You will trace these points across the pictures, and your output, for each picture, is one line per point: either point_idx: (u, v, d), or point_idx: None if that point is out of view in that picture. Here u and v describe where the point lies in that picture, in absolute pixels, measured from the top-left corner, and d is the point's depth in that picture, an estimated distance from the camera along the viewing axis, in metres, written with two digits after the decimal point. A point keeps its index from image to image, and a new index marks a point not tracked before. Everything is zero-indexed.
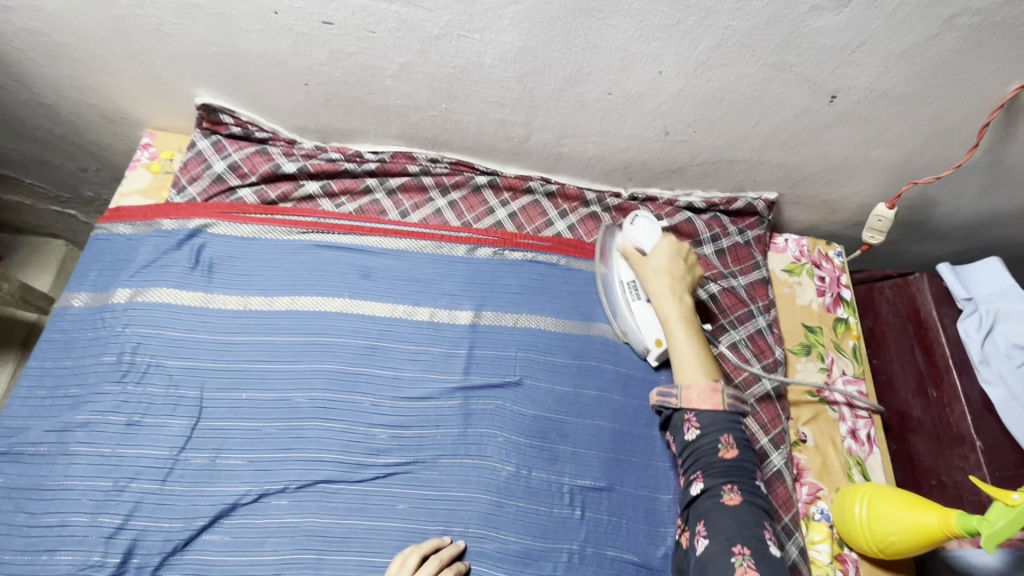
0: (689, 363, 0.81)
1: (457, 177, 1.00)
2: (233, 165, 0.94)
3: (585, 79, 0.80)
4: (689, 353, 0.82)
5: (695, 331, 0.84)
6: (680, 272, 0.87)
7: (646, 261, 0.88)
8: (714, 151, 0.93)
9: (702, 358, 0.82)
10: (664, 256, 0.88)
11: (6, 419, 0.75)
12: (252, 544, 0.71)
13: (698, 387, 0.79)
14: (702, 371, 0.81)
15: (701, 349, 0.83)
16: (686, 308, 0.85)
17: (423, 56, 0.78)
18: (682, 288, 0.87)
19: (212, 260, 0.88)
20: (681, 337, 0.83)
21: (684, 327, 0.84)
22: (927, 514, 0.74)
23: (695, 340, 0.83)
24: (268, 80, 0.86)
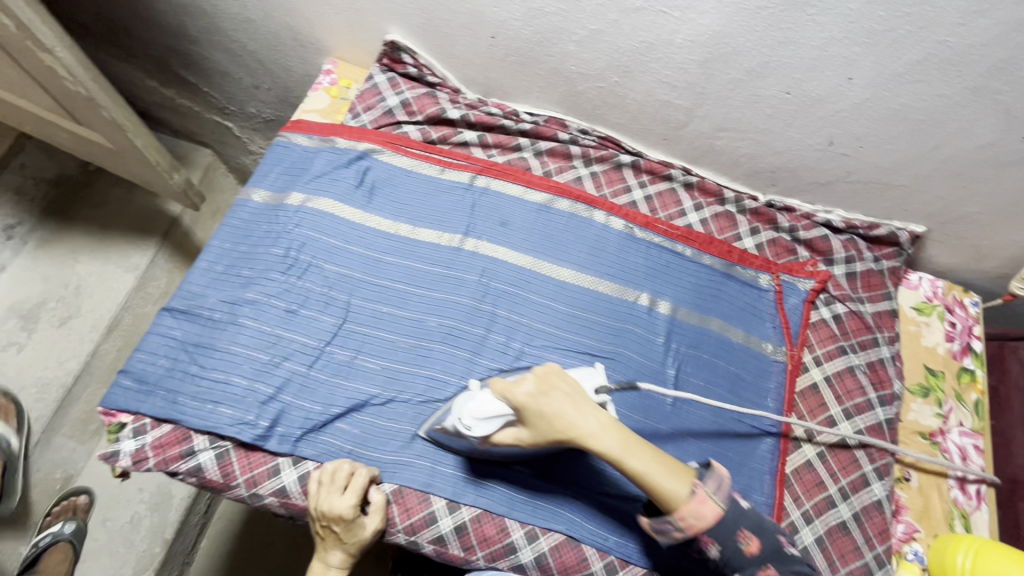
0: (660, 475, 0.65)
1: (603, 151, 1.04)
2: (405, 102, 1.01)
3: (769, 74, 0.81)
4: (641, 458, 0.66)
5: (624, 431, 0.67)
6: (563, 401, 0.68)
7: (539, 426, 0.67)
8: (875, 171, 0.91)
9: (659, 457, 0.67)
10: (536, 393, 0.68)
11: (189, 284, 0.85)
12: (376, 440, 0.78)
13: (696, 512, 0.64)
14: (681, 478, 0.66)
15: (646, 446, 0.67)
16: (603, 424, 0.67)
17: (616, 26, 0.81)
18: (582, 403, 0.68)
19: (375, 183, 0.95)
20: (636, 469, 0.65)
21: (619, 447, 0.66)
22: None
23: (634, 447, 0.66)
24: (458, 27, 0.91)
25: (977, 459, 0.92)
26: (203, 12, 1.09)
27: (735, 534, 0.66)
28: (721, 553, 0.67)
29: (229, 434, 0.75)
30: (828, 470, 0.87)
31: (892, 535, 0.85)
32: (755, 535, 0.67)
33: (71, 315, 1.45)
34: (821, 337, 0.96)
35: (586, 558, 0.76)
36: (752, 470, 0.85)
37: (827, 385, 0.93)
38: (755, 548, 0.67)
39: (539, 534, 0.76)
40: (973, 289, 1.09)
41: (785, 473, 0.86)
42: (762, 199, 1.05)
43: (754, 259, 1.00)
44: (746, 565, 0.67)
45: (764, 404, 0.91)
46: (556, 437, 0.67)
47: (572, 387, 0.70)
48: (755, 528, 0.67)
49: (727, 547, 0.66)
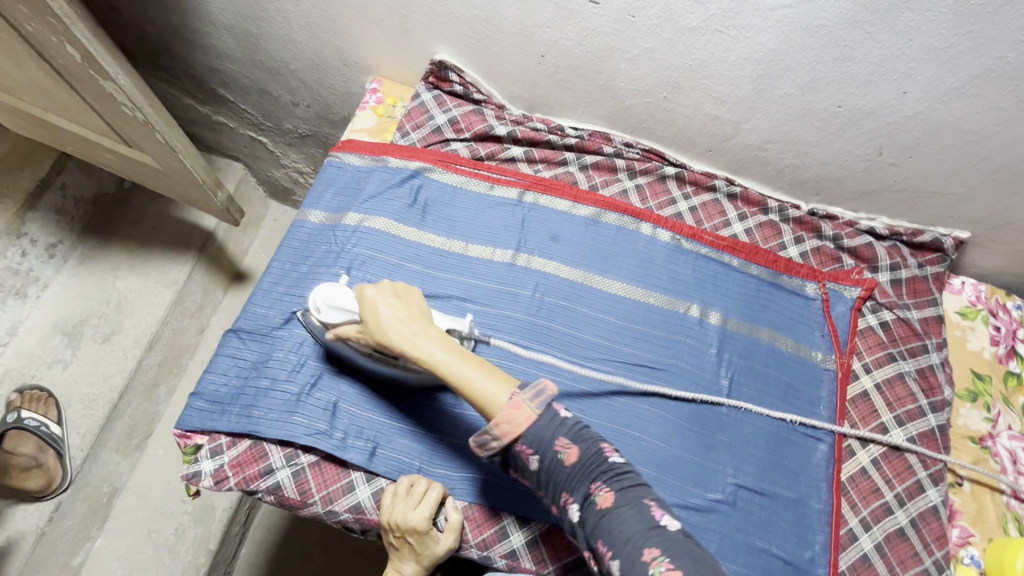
0: (475, 375, 0.63)
1: (647, 164, 1.05)
2: (452, 119, 1.02)
3: (822, 89, 0.82)
4: (467, 366, 0.64)
5: (453, 344, 0.66)
6: (398, 310, 0.68)
7: (369, 330, 0.69)
8: (922, 180, 0.93)
9: (483, 368, 0.64)
10: (384, 311, 0.69)
11: (253, 305, 0.87)
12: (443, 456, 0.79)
13: (515, 419, 0.60)
14: (495, 379, 0.63)
15: (474, 358, 0.65)
16: (430, 333, 0.66)
17: (669, 44, 0.83)
18: (414, 318, 0.68)
19: (428, 201, 0.97)
20: (453, 373, 0.64)
21: (449, 360, 0.64)
22: None
23: (461, 355, 0.65)
24: (509, 47, 0.93)
25: None
26: (249, 34, 1.11)
27: (551, 445, 0.60)
28: (540, 465, 0.61)
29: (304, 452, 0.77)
30: (884, 477, 0.88)
31: (949, 540, 0.86)
32: (573, 441, 0.60)
33: (113, 331, 1.48)
34: (869, 345, 0.98)
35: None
36: (809, 478, 0.86)
37: (878, 392, 0.94)
38: (572, 458, 0.59)
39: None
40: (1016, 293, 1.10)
41: (842, 480, 0.87)
42: (805, 208, 1.06)
43: (800, 268, 1.01)
44: (574, 485, 0.60)
45: (817, 412, 0.92)
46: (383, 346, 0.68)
47: (421, 305, 0.70)
48: (573, 436, 0.61)
49: (545, 456, 0.60)
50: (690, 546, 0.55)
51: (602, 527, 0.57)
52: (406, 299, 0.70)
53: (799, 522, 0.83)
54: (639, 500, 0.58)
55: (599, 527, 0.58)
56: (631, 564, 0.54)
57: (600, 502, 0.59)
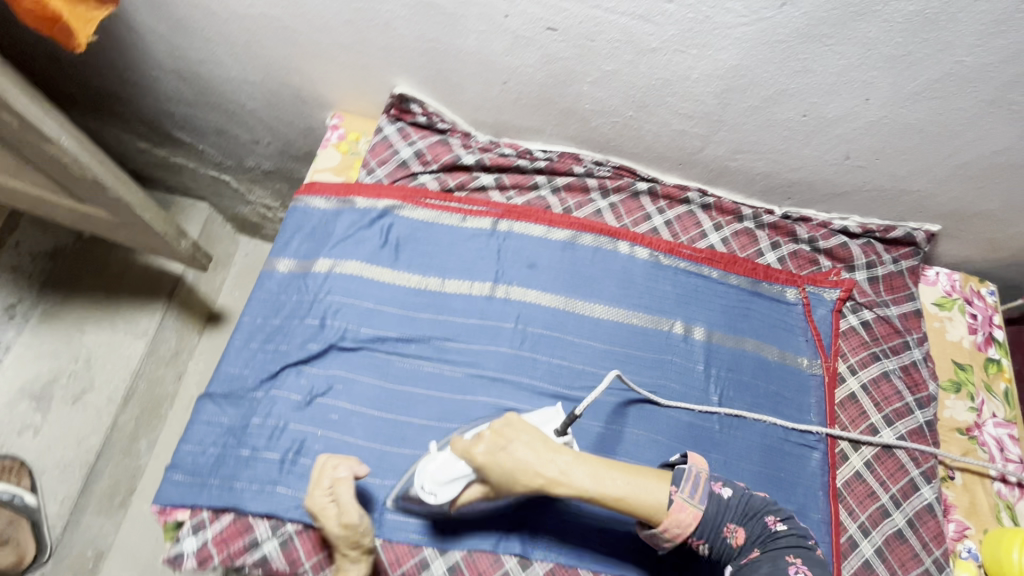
0: (643, 493, 0.67)
1: (619, 181, 1.04)
2: (418, 152, 1.00)
3: (787, 100, 0.82)
4: (623, 482, 0.67)
5: (592, 467, 0.68)
6: (527, 452, 0.67)
7: (496, 482, 0.67)
8: (891, 180, 0.93)
9: (633, 474, 0.68)
10: (504, 454, 0.66)
11: (226, 366, 0.84)
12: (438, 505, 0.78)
13: (688, 521, 0.67)
14: (657, 485, 0.68)
15: (615, 471, 0.68)
16: (572, 465, 0.67)
17: (631, 66, 0.82)
18: (548, 452, 0.67)
19: (399, 239, 0.94)
20: (608, 490, 0.67)
21: (595, 489, 0.67)
22: None
23: (607, 474, 0.68)
24: (470, 76, 0.91)
25: (1014, 448, 0.95)
26: (199, 77, 1.07)
27: (721, 528, 0.68)
28: (711, 547, 0.69)
29: (292, 516, 0.74)
30: (877, 479, 0.89)
31: (946, 536, 0.87)
32: (738, 524, 0.68)
33: (84, 390, 1.41)
34: (853, 346, 0.98)
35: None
36: (805, 487, 0.87)
37: (865, 393, 0.95)
38: (741, 540, 0.68)
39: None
40: (987, 277, 1.12)
41: (838, 487, 0.88)
42: (779, 212, 1.06)
43: (779, 274, 1.01)
44: (733, 556, 0.69)
45: (807, 419, 0.92)
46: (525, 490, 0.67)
47: (537, 434, 0.69)
48: (739, 518, 0.68)
49: (715, 541, 0.68)
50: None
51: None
52: (519, 435, 0.68)
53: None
54: (779, 557, 0.66)
55: None
56: None
57: (746, 561, 0.68)
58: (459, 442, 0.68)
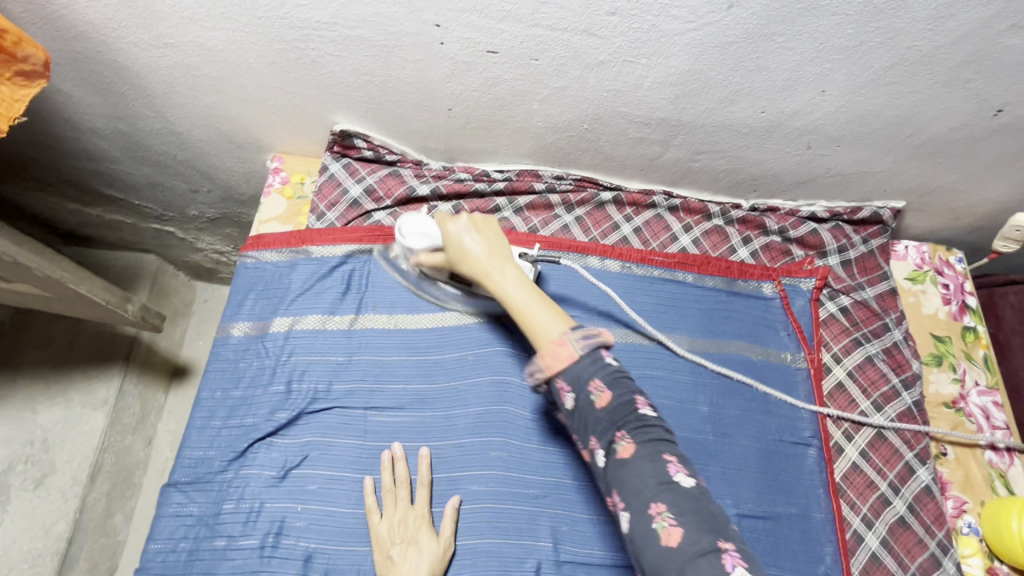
0: (535, 319, 0.63)
1: (582, 193, 1.00)
2: (369, 188, 0.94)
3: (742, 99, 0.79)
4: (532, 302, 0.64)
5: (522, 286, 0.66)
6: (485, 240, 0.70)
7: (450, 256, 0.73)
8: (853, 164, 0.92)
9: (543, 308, 0.64)
10: (466, 233, 0.72)
11: (188, 449, 0.77)
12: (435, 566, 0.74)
13: (553, 351, 0.59)
14: (555, 318, 0.63)
15: (534, 295, 0.66)
16: (503, 267, 0.68)
17: (580, 81, 0.78)
18: (494, 247, 0.70)
19: (361, 284, 0.89)
20: (520, 304, 0.65)
21: (507, 293, 0.66)
22: None
23: (529, 289, 0.65)
24: (413, 106, 0.86)
25: (1000, 415, 0.96)
26: (121, 133, 0.99)
27: (585, 385, 0.58)
28: (574, 405, 0.59)
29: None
30: (875, 468, 0.88)
31: (946, 515, 0.87)
32: (607, 386, 0.57)
33: (45, 474, 1.32)
34: (834, 334, 0.97)
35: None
36: (806, 487, 0.85)
37: (852, 380, 0.94)
38: (605, 402, 0.57)
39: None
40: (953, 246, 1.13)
41: (837, 482, 0.87)
42: (746, 206, 1.04)
43: (754, 270, 1.00)
44: (600, 426, 0.57)
45: (800, 415, 0.90)
46: (464, 269, 0.71)
47: (500, 241, 0.71)
48: (609, 381, 0.57)
49: (579, 395, 0.58)
50: (699, 497, 0.54)
51: (617, 477, 0.56)
52: (487, 228, 0.72)
53: (805, 536, 0.82)
54: (659, 454, 0.55)
55: (615, 475, 0.56)
56: (638, 517, 0.54)
57: (617, 453, 0.56)
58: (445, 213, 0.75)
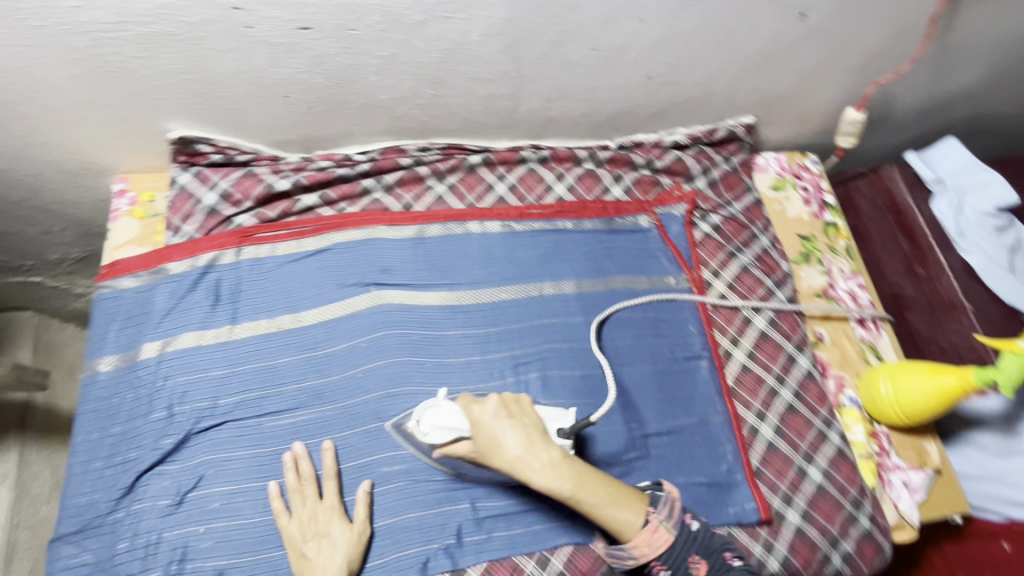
0: (617, 512, 0.64)
1: (451, 160, 0.99)
2: (224, 194, 0.90)
3: (571, 39, 0.81)
4: (603, 497, 0.64)
5: (575, 468, 0.65)
6: (518, 434, 0.65)
7: (482, 450, 0.66)
8: (695, 87, 0.96)
9: (608, 487, 0.65)
10: (494, 417, 0.66)
11: (71, 498, 0.73)
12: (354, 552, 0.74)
13: (644, 539, 0.65)
14: (633, 508, 0.65)
15: (596, 477, 0.65)
16: (554, 466, 0.64)
17: (407, 45, 0.77)
18: (535, 440, 0.65)
19: (232, 292, 0.85)
20: (589, 507, 0.64)
21: (563, 479, 0.63)
22: (947, 377, 0.83)
23: (593, 484, 0.64)
24: (246, 99, 0.82)
25: (864, 295, 1.05)
26: None
27: (685, 562, 0.66)
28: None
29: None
30: (762, 365, 0.95)
31: (828, 393, 0.95)
32: (703, 558, 0.66)
33: None
34: (710, 251, 1.03)
35: (599, 557, 0.78)
36: (702, 397, 0.91)
37: (732, 290, 1.00)
38: (703, 572, 0.66)
39: (548, 556, 0.77)
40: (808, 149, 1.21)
41: (730, 385, 0.93)
42: (613, 145, 1.06)
43: (628, 205, 1.03)
44: (676, 568, 0.66)
45: (689, 332, 0.96)
46: (496, 465, 0.65)
47: (534, 424, 0.67)
48: (704, 552, 0.67)
49: (677, 568, 0.66)
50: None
51: None
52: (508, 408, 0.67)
53: (707, 442, 0.88)
54: (728, 565, 0.67)
55: None
56: None
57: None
58: (467, 396, 0.69)
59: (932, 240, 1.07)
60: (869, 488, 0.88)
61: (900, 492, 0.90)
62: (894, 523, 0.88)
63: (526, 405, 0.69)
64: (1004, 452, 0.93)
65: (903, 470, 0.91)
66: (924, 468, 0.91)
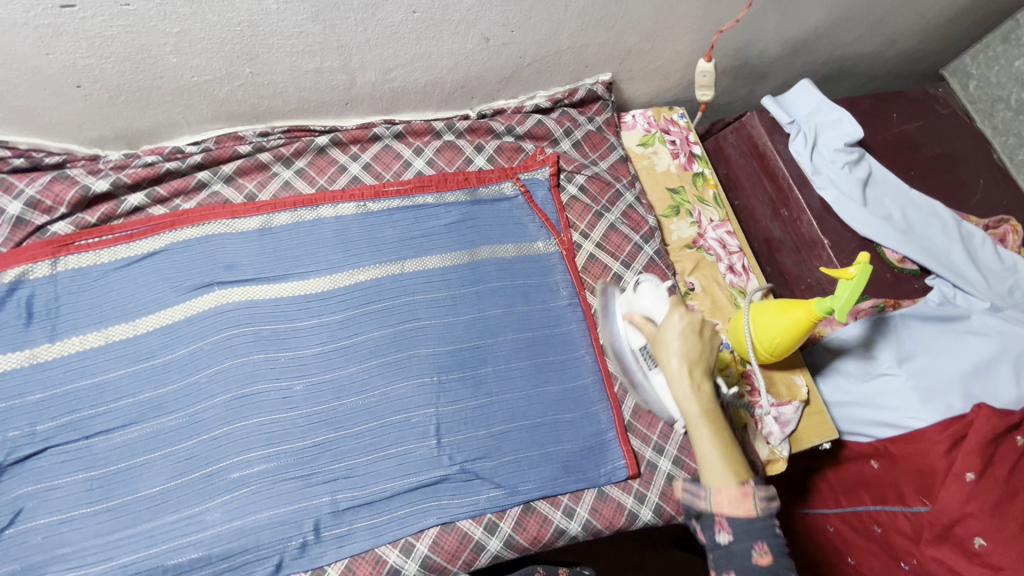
0: (715, 464, 0.62)
1: (296, 143, 0.93)
2: (32, 201, 0.81)
3: (384, 2, 0.77)
4: (710, 439, 0.63)
5: (711, 403, 0.64)
6: (684, 341, 0.65)
7: (655, 346, 0.67)
8: (538, 46, 0.94)
9: (729, 449, 0.63)
10: (681, 330, 0.66)
11: None
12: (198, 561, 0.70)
13: (728, 503, 0.61)
14: (735, 468, 0.62)
15: (722, 429, 0.64)
16: (699, 385, 0.64)
17: (198, 18, 0.71)
18: (698, 359, 0.66)
19: (49, 307, 0.78)
20: (701, 439, 0.63)
21: (699, 403, 0.63)
22: (796, 310, 0.83)
23: (716, 418, 0.64)
24: (29, 93, 0.74)
25: (734, 242, 1.06)
26: None
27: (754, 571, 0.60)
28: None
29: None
30: None
31: None
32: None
33: None
34: (579, 213, 1.02)
35: (468, 534, 0.77)
36: (575, 362, 0.90)
37: (602, 249, 1.00)
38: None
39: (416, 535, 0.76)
40: (677, 102, 1.21)
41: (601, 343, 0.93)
42: (473, 114, 1.03)
43: (491, 173, 1.00)
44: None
45: (560, 295, 0.94)
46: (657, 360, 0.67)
47: (705, 354, 0.66)
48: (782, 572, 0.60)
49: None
50: None
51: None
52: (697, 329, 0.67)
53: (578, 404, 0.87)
54: None
55: None
56: None
57: (756, 559, 0.59)
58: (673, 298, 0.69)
59: (791, 182, 1.05)
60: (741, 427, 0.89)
61: (771, 427, 0.89)
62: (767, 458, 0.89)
63: (710, 333, 0.68)
64: (863, 375, 0.93)
65: (774, 404, 0.90)
66: (793, 402, 0.91)
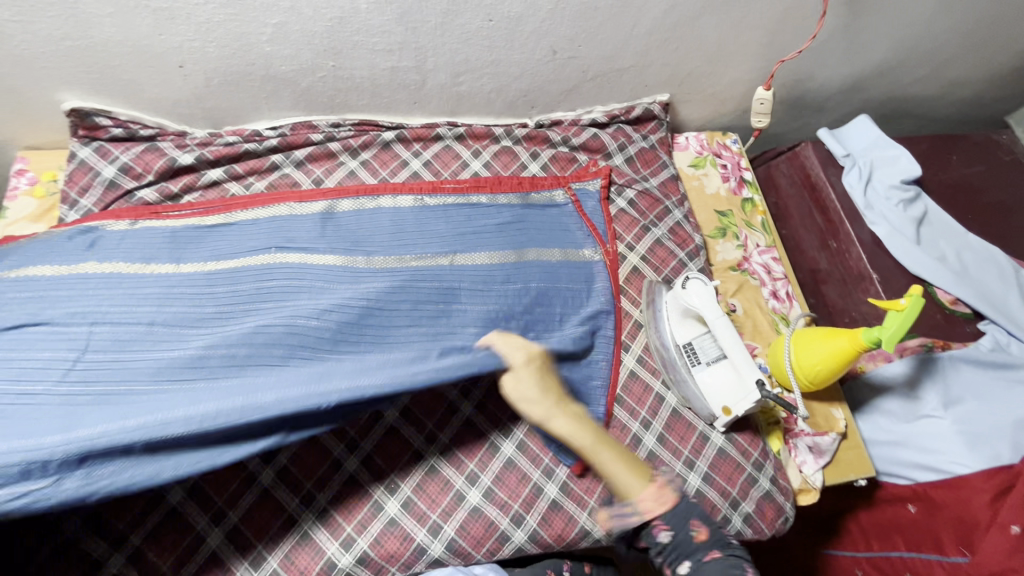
0: (619, 476, 0.52)
1: (364, 136, 0.91)
2: (125, 167, 0.82)
3: (464, 9, 0.78)
4: (610, 456, 0.53)
5: (592, 424, 0.55)
6: (531, 386, 0.56)
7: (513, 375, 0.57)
8: (603, 62, 0.91)
9: (620, 455, 0.53)
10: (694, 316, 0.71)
11: None
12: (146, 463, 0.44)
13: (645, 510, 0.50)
14: (636, 477, 0.52)
15: (622, 451, 0.53)
16: (578, 416, 0.55)
17: (296, 12, 0.73)
18: (563, 404, 0.56)
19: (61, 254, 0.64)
20: (579, 447, 0.54)
21: (584, 432, 0.54)
22: (839, 338, 0.58)
23: (596, 437, 0.54)
24: (138, 69, 0.76)
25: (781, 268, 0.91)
26: None
27: None
28: None
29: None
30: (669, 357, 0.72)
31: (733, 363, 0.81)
32: None
33: None
34: (623, 226, 0.91)
35: (494, 523, 0.63)
36: None
37: (644, 261, 0.88)
38: None
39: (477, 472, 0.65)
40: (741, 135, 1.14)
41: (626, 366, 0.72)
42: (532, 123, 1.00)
43: (544, 180, 0.91)
44: None
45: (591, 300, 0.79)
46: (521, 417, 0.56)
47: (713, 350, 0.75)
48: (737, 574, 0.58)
49: None
50: None
51: None
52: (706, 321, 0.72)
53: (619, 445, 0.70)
54: None
55: None
56: None
57: None
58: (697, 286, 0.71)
59: (845, 213, 0.85)
60: (771, 452, 0.70)
61: (804, 456, 0.70)
62: (798, 489, 0.70)
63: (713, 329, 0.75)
64: (907, 417, 0.69)
65: (808, 433, 0.70)
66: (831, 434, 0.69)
